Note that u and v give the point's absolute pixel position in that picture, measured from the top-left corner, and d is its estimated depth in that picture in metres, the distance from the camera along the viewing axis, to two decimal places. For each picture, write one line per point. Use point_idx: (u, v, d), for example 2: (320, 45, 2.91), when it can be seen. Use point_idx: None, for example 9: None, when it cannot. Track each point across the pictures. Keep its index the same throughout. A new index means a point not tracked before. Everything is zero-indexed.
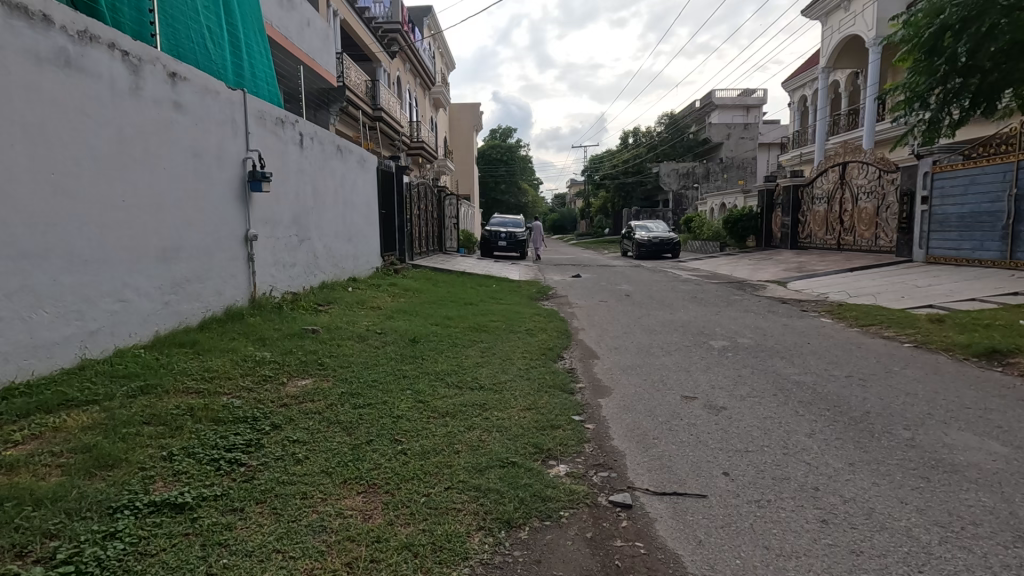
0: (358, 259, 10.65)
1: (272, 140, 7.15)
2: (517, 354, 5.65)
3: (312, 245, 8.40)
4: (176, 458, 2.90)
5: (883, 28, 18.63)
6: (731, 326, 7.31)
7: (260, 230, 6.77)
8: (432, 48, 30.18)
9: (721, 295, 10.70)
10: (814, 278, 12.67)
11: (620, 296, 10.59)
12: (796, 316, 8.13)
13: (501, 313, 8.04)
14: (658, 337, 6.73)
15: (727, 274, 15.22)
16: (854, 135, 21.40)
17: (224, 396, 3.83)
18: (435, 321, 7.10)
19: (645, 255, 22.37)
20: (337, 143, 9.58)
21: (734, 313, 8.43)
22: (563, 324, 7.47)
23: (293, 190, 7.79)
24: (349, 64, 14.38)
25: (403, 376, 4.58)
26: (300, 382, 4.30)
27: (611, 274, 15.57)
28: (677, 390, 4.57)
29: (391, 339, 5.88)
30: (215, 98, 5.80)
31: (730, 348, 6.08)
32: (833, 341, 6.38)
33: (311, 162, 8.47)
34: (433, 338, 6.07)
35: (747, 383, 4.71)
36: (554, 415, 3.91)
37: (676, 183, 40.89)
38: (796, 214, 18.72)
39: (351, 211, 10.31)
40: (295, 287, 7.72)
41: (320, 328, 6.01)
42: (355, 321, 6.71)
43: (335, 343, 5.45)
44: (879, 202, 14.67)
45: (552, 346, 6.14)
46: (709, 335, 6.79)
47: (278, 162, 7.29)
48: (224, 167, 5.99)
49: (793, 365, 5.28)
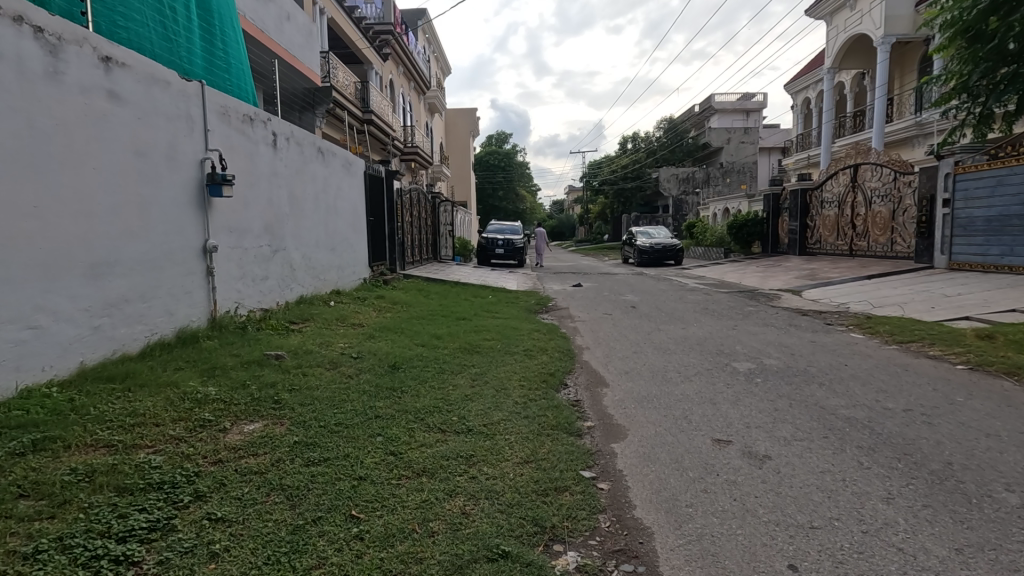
0: (343, 270, 9.88)
1: (239, 139, 6.37)
2: (515, 382, 4.87)
3: (287, 255, 7.62)
4: (40, 558, 2.11)
5: (892, 27, 17.99)
6: (754, 344, 6.54)
7: (223, 239, 6.00)
8: (427, 51, 29.53)
9: (734, 306, 9.95)
10: (830, 286, 11.94)
11: (626, 308, 9.79)
12: (822, 331, 7.35)
13: (496, 329, 7.26)
14: (674, 358, 5.95)
15: (735, 282, 14.47)
16: (862, 136, 20.72)
17: (142, 452, 3.03)
18: (421, 341, 6.31)
19: (647, 262, 21.62)
20: (318, 145, 8.82)
21: (753, 328, 7.64)
22: (566, 343, 6.68)
23: (265, 196, 7.02)
24: (338, 64, 13.68)
25: (377, 418, 3.81)
26: (246, 427, 3.51)
27: (614, 283, 14.83)
28: (707, 430, 3.77)
29: (368, 365, 5.09)
30: (164, 90, 5.04)
31: (758, 372, 5.29)
32: (874, 362, 5.61)
33: (287, 165, 7.70)
34: (417, 363, 5.29)
35: (789, 420, 3.92)
36: (558, 470, 3.12)
37: (676, 189, 40.27)
38: (804, 219, 18.01)
39: (334, 218, 9.54)
40: (267, 303, 6.94)
41: (286, 353, 5.21)
42: (330, 343, 5.90)
43: (300, 373, 4.65)
44: (895, 205, 13.96)
45: (553, 371, 5.36)
46: (731, 355, 6.01)
47: (246, 165, 6.52)
48: (176, 169, 5.22)
49: (838, 395, 4.49)
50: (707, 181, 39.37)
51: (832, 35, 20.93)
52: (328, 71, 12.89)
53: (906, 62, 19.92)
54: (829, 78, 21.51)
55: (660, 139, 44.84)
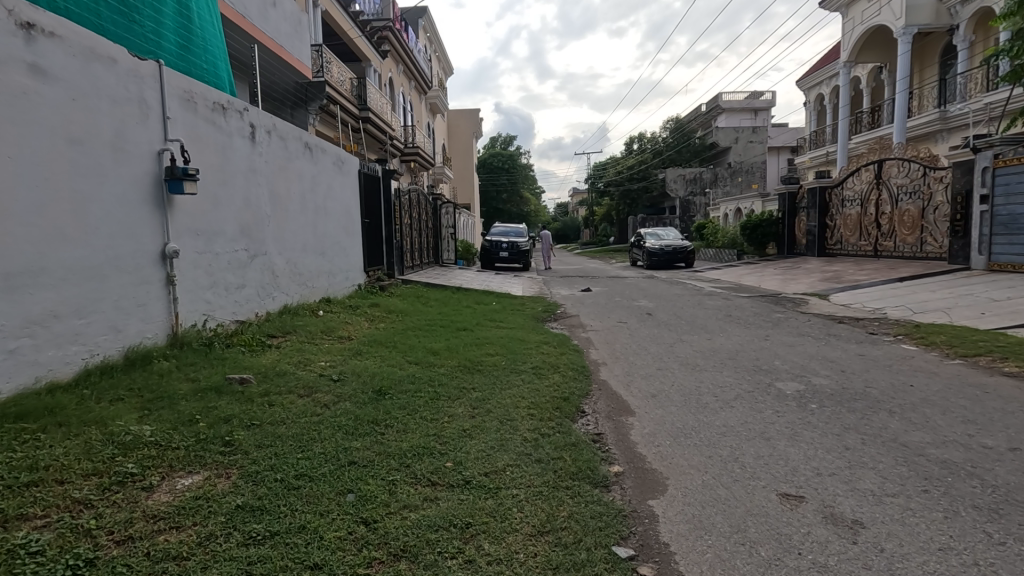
0: (334, 276, 9.12)
1: (208, 129, 5.62)
2: (522, 410, 4.11)
3: (268, 261, 6.86)
4: None
5: (913, 17, 17.16)
6: (794, 359, 5.75)
7: (188, 243, 5.24)
8: (428, 50, 28.81)
9: (760, 312, 9.14)
10: (860, 290, 11.10)
11: (642, 316, 8.97)
12: (866, 342, 6.53)
13: (499, 342, 6.48)
14: (706, 376, 5.16)
15: (753, 285, 13.65)
16: (881, 132, 19.86)
17: (23, 531, 2.24)
18: (414, 358, 5.54)
19: (657, 265, 20.81)
20: (304, 140, 8.06)
21: (788, 339, 6.82)
22: (579, 358, 5.89)
23: (241, 194, 6.27)
24: (331, 59, 12.96)
25: (354, 465, 3.04)
26: (182, 483, 2.73)
27: (625, 287, 14.04)
28: (768, 480, 2.98)
29: (349, 390, 4.32)
30: (109, 69, 4.31)
31: (811, 396, 4.47)
32: (943, 381, 4.79)
33: (267, 161, 6.93)
34: (408, 386, 4.52)
35: (870, 465, 3.11)
36: (584, 548, 2.33)
37: (683, 189, 39.51)
38: (823, 218, 17.17)
39: (324, 220, 8.79)
40: (243, 315, 6.18)
41: (253, 376, 4.43)
42: (308, 362, 5.12)
43: (265, 402, 3.87)
44: (925, 202, 13.12)
45: (568, 395, 4.57)
46: (772, 374, 5.19)
47: (217, 160, 5.78)
48: (126, 162, 4.48)
49: (918, 428, 3.67)
50: (714, 181, 38.73)
51: (848, 28, 20.06)
52: (320, 65, 12.17)
53: (927, 54, 19.09)
54: (845, 73, 20.68)
55: (666, 139, 44.03)
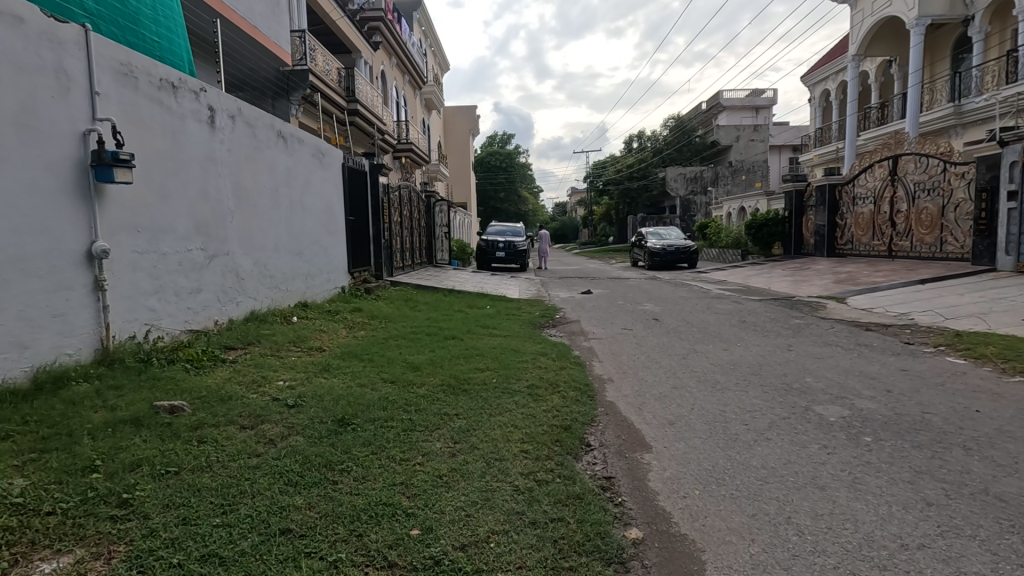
0: (313, 277, 8.36)
1: (151, 109, 4.84)
2: (514, 447, 3.37)
3: (230, 261, 6.09)
4: None
5: (926, 7, 16.46)
6: (828, 375, 5.01)
7: (124, 241, 4.48)
8: (424, 45, 28.11)
9: (776, 317, 8.41)
10: (878, 292, 10.40)
11: (648, 322, 8.23)
12: (904, 353, 5.78)
13: (492, 354, 5.72)
14: (732, 398, 4.40)
15: (763, 287, 12.94)
16: (891, 127, 19.15)
17: None
18: (391, 374, 4.78)
19: (659, 266, 20.06)
20: (277, 128, 7.28)
21: (815, 350, 6.06)
22: (582, 373, 5.13)
23: (196, 185, 5.49)
24: (316, 46, 12.21)
25: (287, 536, 2.28)
26: (40, 571, 1.98)
27: (627, 288, 13.33)
28: (840, 557, 2.23)
29: (303, 421, 3.55)
30: (12, 29, 3.56)
31: (862, 425, 3.71)
32: (1011, 404, 4.06)
33: (230, 149, 6.15)
34: (378, 413, 3.75)
35: (969, 533, 2.36)
36: None
37: (683, 188, 38.76)
38: (833, 216, 16.46)
39: (301, 217, 8.02)
40: (198, 323, 5.42)
41: (188, 402, 3.66)
42: (263, 382, 4.34)
43: (194, 439, 3.11)
44: (944, 200, 12.41)
45: (570, 423, 3.82)
46: (807, 395, 4.43)
47: (164, 145, 5.01)
48: (38, 143, 3.73)
49: (1010, 473, 2.92)
50: (715, 181, 37.88)
51: (856, 20, 19.35)
52: (304, 51, 11.44)
53: (940, 48, 18.46)
54: (853, 67, 19.97)
55: (667, 137, 43.29)
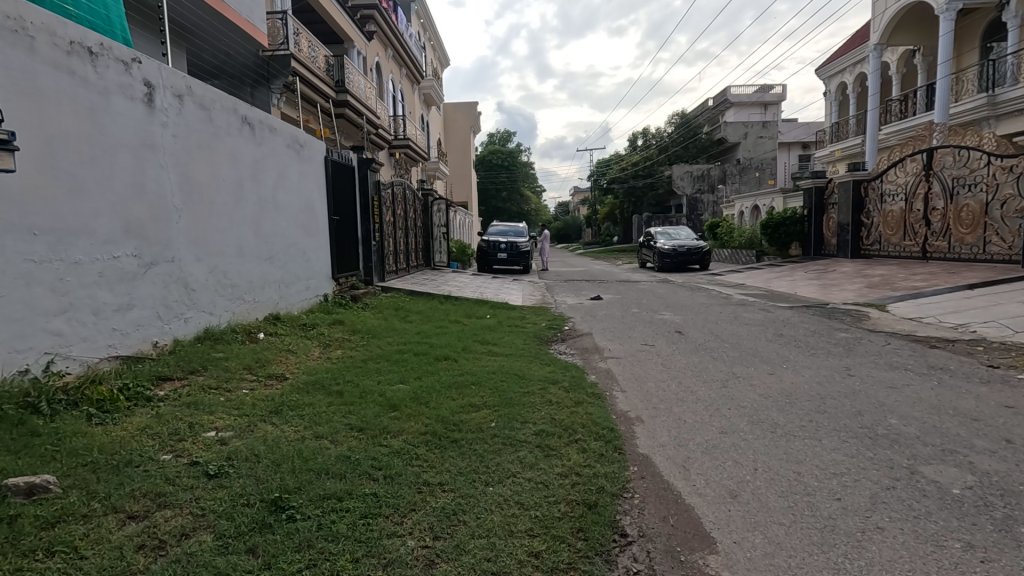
0: (288, 285, 7.32)
1: (55, 79, 3.80)
2: (518, 547, 2.31)
3: (176, 269, 5.04)
4: None
5: None
6: (916, 414, 3.95)
7: (10, 246, 3.46)
8: (422, 40, 27.04)
9: (818, 330, 7.34)
10: (924, 298, 9.33)
11: (671, 336, 7.14)
12: (995, 382, 4.71)
13: (491, 384, 4.64)
14: (806, 453, 3.34)
15: (787, 293, 11.90)
16: (917, 120, 18.05)
17: None
18: (361, 418, 3.70)
19: (670, 267, 18.98)
20: (240, 113, 6.22)
21: (882, 376, 5.00)
22: (603, 412, 4.06)
23: (127, 176, 4.45)
24: (300, 29, 11.11)
25: None
26: None
27: (640, 293, 12.30)
28: None
29: (222, 502, 2.51)
30: None
31: (1007, 506, 2.64)
32: None
33: (176, 135, 5.10)
34: (332, 486, 2.70)
35: None
36: None
37: (689, 187, 36.00)
38: (858, 214, 15.39)
39: (272, 216, 6.95)
40: (128, 346, 4.40)
41: (65, 473, 2.63)
42: (187, 431, 3.30)
43: (41, 548, 2.08)
44: (988, 195, 11.33)
45: (595, 498, 2.76)
46: (903, 449, 3.36)
47: (78, 126, 3.99)
48: None
49: None
50: (723, 179, 36.51)
51: (880, 7, 18.13)
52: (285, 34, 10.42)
53: (970, 35, 17.35)
54: (875, 57, 18.90)
55: (673, 134, 42.09)
